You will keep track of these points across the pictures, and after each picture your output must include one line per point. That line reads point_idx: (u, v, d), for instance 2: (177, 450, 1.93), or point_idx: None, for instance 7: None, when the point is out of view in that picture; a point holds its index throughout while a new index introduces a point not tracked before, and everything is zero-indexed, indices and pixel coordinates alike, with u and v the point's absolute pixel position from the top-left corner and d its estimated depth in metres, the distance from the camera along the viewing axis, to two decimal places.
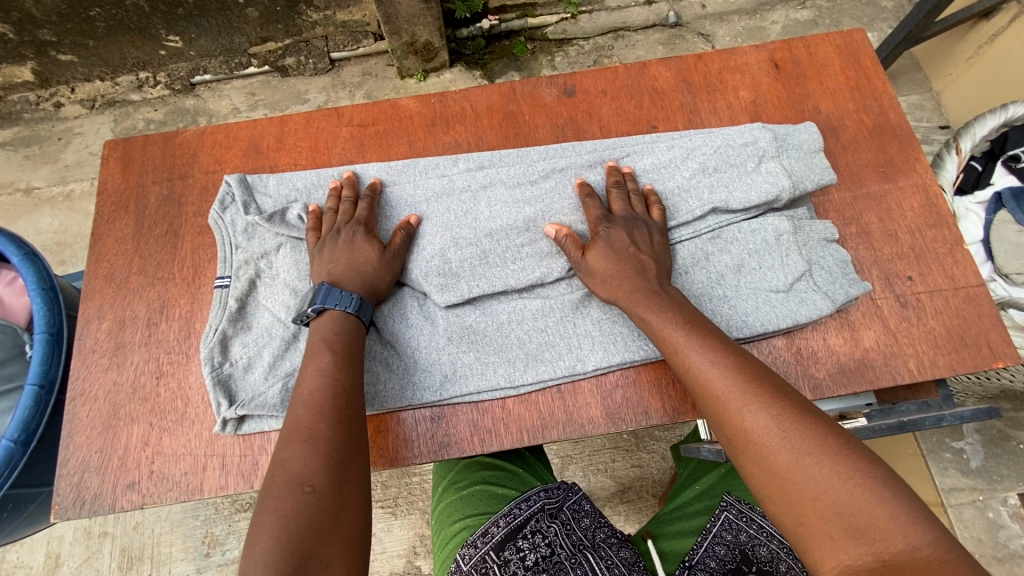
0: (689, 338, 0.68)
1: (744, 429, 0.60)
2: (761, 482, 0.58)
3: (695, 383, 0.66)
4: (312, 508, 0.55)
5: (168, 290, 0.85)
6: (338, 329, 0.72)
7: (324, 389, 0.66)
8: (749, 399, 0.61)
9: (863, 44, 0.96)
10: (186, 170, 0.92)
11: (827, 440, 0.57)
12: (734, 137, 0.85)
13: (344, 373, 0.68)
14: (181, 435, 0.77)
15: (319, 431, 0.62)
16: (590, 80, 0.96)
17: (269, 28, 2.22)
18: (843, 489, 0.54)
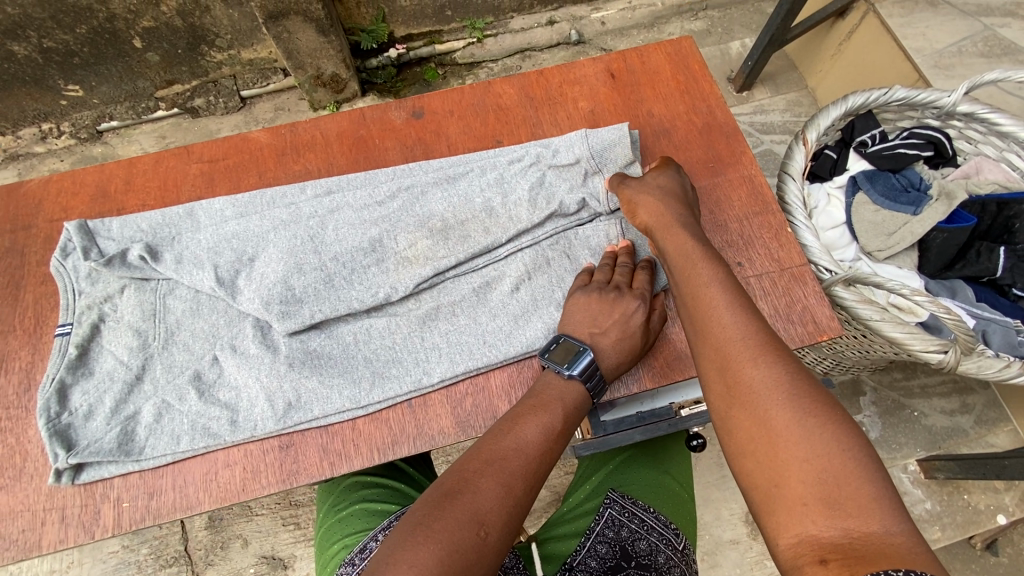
0: (717, 285, 0.69)
1: (750, 376, 0.59)
2: (750, 437, 0.57)
3: (709, 328, 0.66)
4: (475, 555, 0.57)
5: (8, 343, 0.83)
6: (578, 405, 0.74)
7: (533, 450, 0.67)
8: (764, 352, 0.61)
9: (691, 50, 1.03)
10: (30, 220, 0.91)
11: (829, 407, 0.56)
12: (562, 153, 0.88)
13: (555, 445, 0.69)
14: (18, 491, 0.75)
15: (516, 485, 0.63)
16: (437, 101, 0.99)
17: (173, 70, 2.22)
18: (835, 456, 0.53)
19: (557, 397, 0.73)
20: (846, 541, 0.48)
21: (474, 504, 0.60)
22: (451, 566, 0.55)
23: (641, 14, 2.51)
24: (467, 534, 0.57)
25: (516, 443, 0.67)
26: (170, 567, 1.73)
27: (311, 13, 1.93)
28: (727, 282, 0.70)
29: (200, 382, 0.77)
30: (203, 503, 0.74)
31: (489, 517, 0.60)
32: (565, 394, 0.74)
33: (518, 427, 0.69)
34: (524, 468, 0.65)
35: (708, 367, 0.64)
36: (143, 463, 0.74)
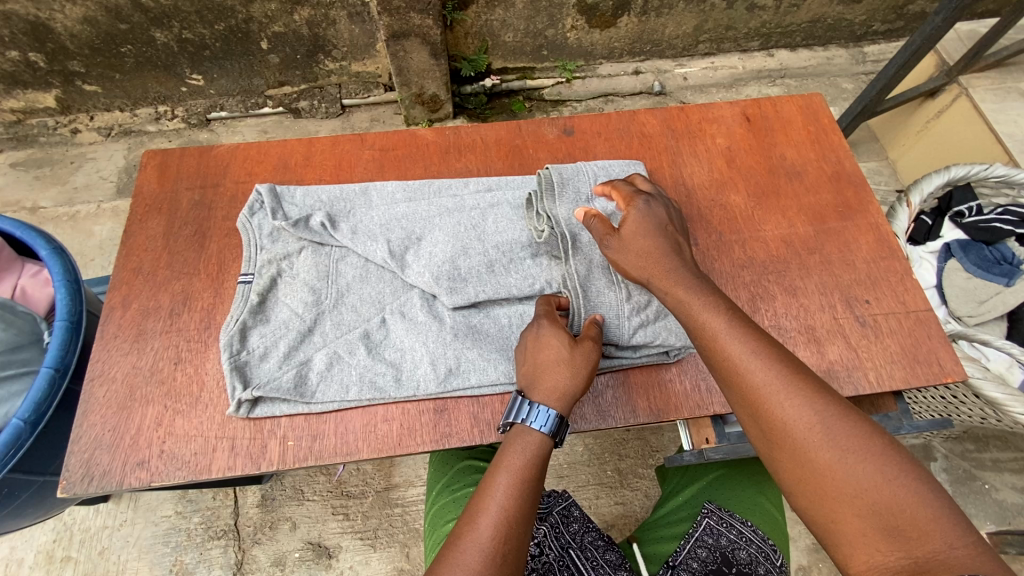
0: (728, 326, 0.69)
1: (786, 421, 0.62)
2: (800, 477, 0.60)
3: (732, 371, 0.66)
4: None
5: (193, 284, 0.91)
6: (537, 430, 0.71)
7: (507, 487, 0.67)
8: (792, 393, 0.63)
9: (821, 106, 1.12)
10: (218, 180, 1.01)
11: (864, 437, 0.59)
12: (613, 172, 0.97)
13: (529, 476, 0.68)
14: (194, 417, 0.81)
15: (491, 533, 0.63)
16: (586, 122, 1.09)
17: (287, 72, 2.40)
18: (885, 487, 0.56)
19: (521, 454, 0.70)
20: (911, 564, 0.53)
21: (453, 560, 0.61)
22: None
23: (722, 75, 2.66)
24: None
25: (487, 497, 0.66)
26: (218, 539, 1.75)
27: (429, 37, 2.09)
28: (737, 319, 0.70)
29: (369, 341, 0.84)
30: (361, 452, 0.79)
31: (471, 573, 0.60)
32: (522, 443, 0.70)
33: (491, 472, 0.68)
34: (499, 513, 0.65)
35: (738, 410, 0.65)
36: (312, 407, 0.81)
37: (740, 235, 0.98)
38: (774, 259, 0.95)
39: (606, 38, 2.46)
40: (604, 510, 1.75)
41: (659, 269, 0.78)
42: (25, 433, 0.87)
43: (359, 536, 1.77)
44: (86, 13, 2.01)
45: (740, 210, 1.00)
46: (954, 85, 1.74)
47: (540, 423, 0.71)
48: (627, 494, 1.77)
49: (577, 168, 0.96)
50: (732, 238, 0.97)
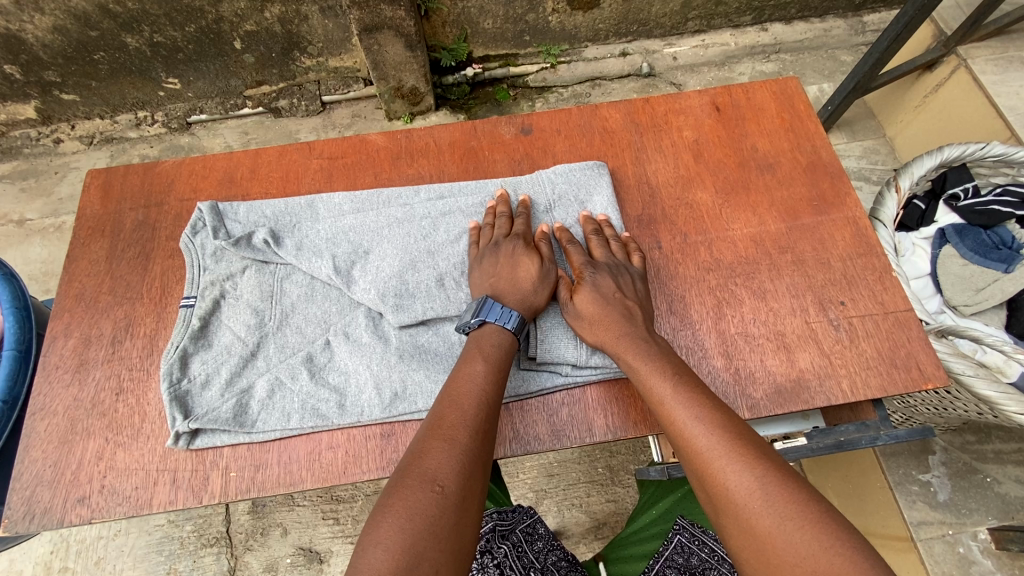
0: (676, 390, 0.71)
1: (726, 486, 0.62)
2: (743, 545, 0.59)
3: (679, 437, 0.68)
4: (436, 510, 0.59)
5: (136, 310, 0.88)
6: (499, 345, 0.76)
7: (471, 398, 0.70)
8: (733, 458, 0.63)
9: (797, 90, 1.05)
10: (163, 198, 0.97)
11: (805, 504, 0.58)
12: (573, 178, 0.93)
13: (490, 387, 0.72)
14: (135, 450, 0.78)
15: (461, 439, 0.66)
16: (546, 120, 1.03)
17: (264, 71, 2.35)
18: (823, 557, 0.53)
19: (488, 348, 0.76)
20: None
21: (424, 466, 0.62)
22: (418, 529, 0.57)
23: (713, 52, 2.55)
24: (422, 496, 0.60)
25: (456, 398, 0.70)
26: (210, 547, 1.76)
27: (403, 29, 2.03)
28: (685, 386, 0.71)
29: (312, 364, 0.81)
30: (306, 482, 0.77)
31: (447, 459, 0.63)
32: (493, 340, 0.76)
33: (453, 385, 0.71)
34: (464, 422, 0.67)
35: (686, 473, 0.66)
36: (253, 436, 0.78)
37: (707, 235, 0.92)
38: (743, 260, 0.90)
39: (590, 20, 2.37)
40: (595, 509, 1.72)
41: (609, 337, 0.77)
42: None
43: (349, 541, 1.76)
44: (55, 22, 1.97)
45: (708, 207, 0.94)
46: (953, 56, 1.64)
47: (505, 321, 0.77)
48: (618, 492, 1.74)
49: (533, 180, 0.94)
50: (698, 239, 0.92)
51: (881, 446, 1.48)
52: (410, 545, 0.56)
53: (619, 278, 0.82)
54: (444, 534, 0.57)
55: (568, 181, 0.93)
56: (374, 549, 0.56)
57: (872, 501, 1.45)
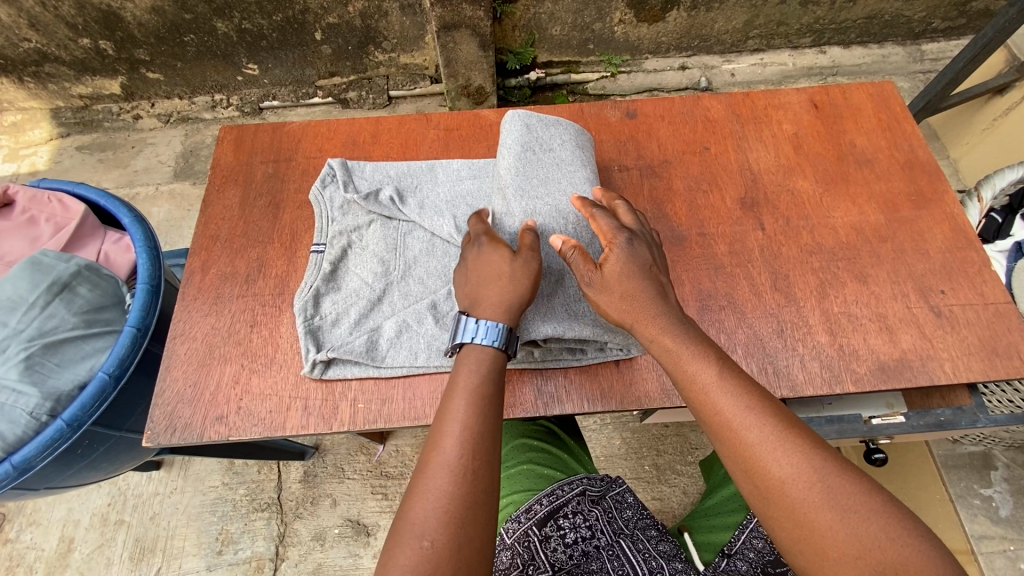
0: (714, 378, 0.67)
1: (781, 477, 0.60)
2: (798, 539, 0.59)
3: (725, 426, 0.65)
4: (426, 568, 0.57)
5: (268, 252, 0.94)
6: (480, 369, 0.70)
7: (453, 435, 0.66)
8: (789, 449, 0.61)
9: (892, 93, 1.09)
10: (291, 154, 1.04)
11: (865, 494, 0.59)
12: (541, 141, 0.91)
13: (477, 422, 0.67)
14: (269, 376, 0.84)
15: (447, 483, 0.62)
16: (650, 106, 1.08)
17: (338, 63, 2.46)
18: (887, 547, 0.55)
19: (471, 369, 0.71)
20: None
21: (411, 520, 0.60)
22: None
23: (771, 71, 2.60)
24: (411, 553, 0.58)
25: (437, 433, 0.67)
26: (261, 512, 1.79)
27: (479, 29, 2.11)
28: (732, 372, 0.68)
29: (436, 311, 0.86)
30: (429, 417, 0.81)
31: (433, 505, 0.61)
32: (467, 365, 0.71)
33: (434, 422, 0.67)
34: (448, 463, 0.63)
35: (731, 463, 0.64)
36: (381, 371, 0.83)
37: (808, 221, 0.96)
38: (843, 246, 0.93)
39: (655, 33, 2.45)
40: None
41: (642, 317, 0.72)
42: (109, 387, 0.91)
43: None
44: (154, 3, 2.09)
45: (809, 195, 0.98)
46: None
47: (488, 338, 0.72)
48: (665, 490, 1.74)
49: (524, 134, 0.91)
50: (800, 224, 0.96)
51: (942, 458, 1.48)
52: None
53: (653, 249, 0.79)
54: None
55: (533, 139, 0.90)
56: None
57: (930, 513, 1.43)
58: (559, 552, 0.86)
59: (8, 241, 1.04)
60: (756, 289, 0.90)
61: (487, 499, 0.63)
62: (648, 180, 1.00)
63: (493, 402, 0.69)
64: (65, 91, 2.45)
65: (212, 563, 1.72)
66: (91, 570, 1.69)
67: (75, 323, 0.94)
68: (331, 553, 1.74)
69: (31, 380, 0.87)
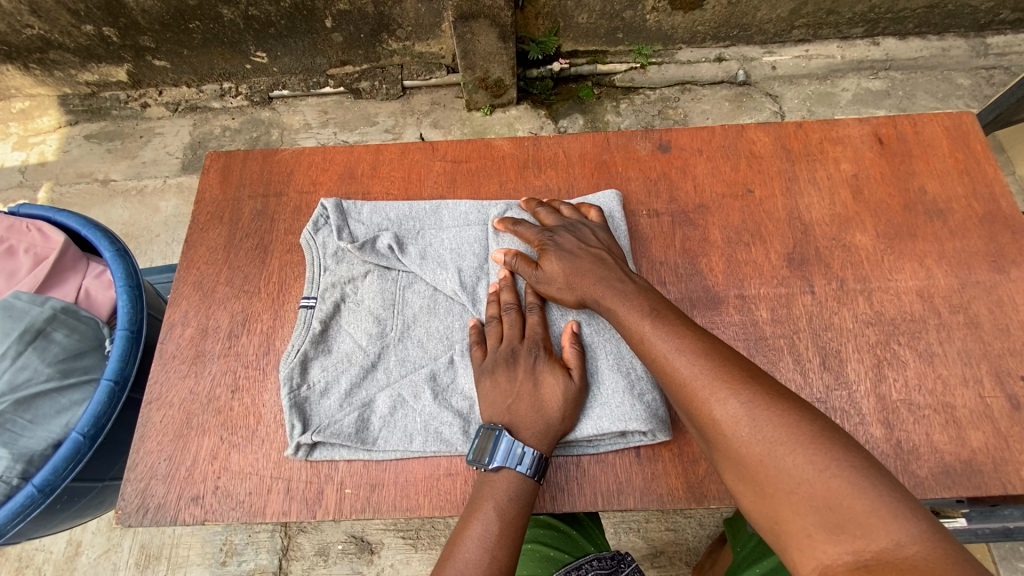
0: (651, 327, 0.70)
1: (715, 415, 0.62)
2: (739, 475, 0.60)
3: (662, 371, 0.68)
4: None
5: (253, 304, 0.85)
6: (516, 498, 0.68)
7: (478, 566, 0.63)
8: (717, 387, 0.63)
9: (973, 127, 0.94)
10: (282, 187, 0.94)
11: (800, 430, 0.57)
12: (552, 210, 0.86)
13: (500, 551, 0.65)
14: (249, 453, 0.76)
15: None
16: (686, 137, 0.95)
17: (350, 51, 2.33)
18: (818, 480, 0.54)
19: (502, 496, 0.68)
20: (859, 565, 0.49)
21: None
22: None
23: (817, 65, 2.38)
24: None
25: (457, 556, 0.64)
26: (266, 523, 1.77)
27: (499, 19, 1.97)
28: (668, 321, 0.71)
29: (435, 384, 0.77)
30: (423, 508, 0.73)
31: None
32: (498, 487, 0.68)
33: (455, 547, 0.65)
34: None
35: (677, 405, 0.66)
36: (373, 454, 0.75)
37: (867, 285, 0.83)
38: (907, 317, 0.81)
39: (690, 21, 2.26)
40: (654, 536, 1.64)
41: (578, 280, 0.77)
42: (84, 448, 0.84)
43: (401, 536, 1.73)
44: None
45: (868, 253, 0.85)
46: None
47: (524, 465, 0.68)
48: (679, 522, 1.65)
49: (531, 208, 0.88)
50: (856, 288, 0.83)
51: None
52: None
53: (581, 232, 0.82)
54: None
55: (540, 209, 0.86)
56: None
57: None
58: None
59: None
60: (803, 368, 0.78)
61: None
62: (682, 229, 0.88)
63: (519, 537, 0.67)
64: (71, 78, 2.37)
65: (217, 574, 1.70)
66: None
67: (49, 374, 0.87)
68: (335, 570, 1.71)
69: (2, 440, 0.81)
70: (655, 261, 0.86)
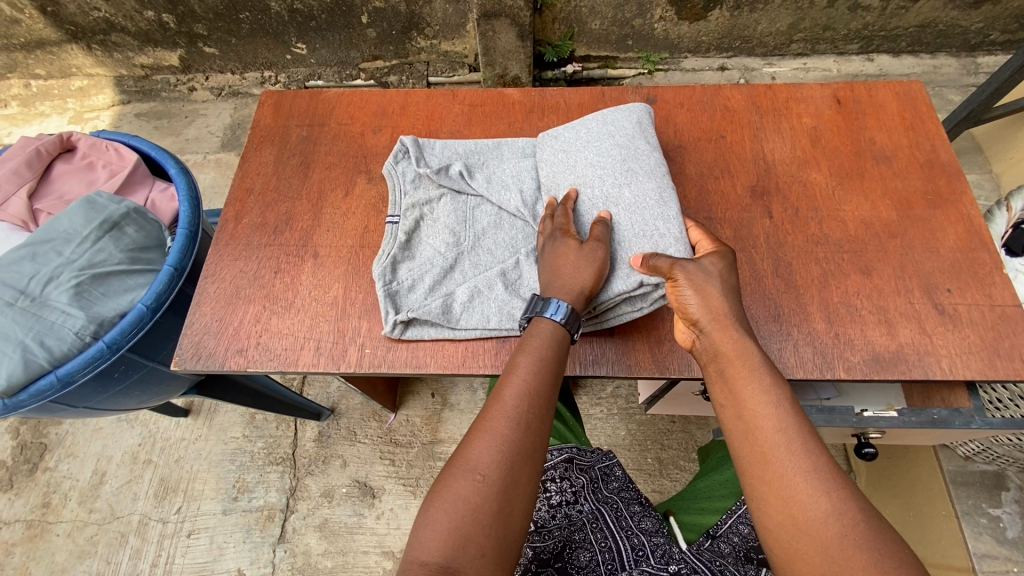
0: (778, 421, 0.65)
1: (825, 534, 0.59)
2: None
3: (766, 457, 0.64)
4: (477, 498, 0.62)
5: (296, 208, 1.01)
6: (549, 340, 0.75)
7: (516, 391, 0.71)
8: (838, 507, 0.59)
9: (920, 93, 1.08)
10: (324, 119, 1.11)
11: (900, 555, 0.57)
12: (583, 126, 0.96)
13: (539, 383, 0.71)
14: (287, 318, 0.90)
15: (504, 430, 0.67)
16: (670, 93, 1.11)
17: (382, 47, 2.55)
18: None
19: (538, 340, 0.76)
20: None
21: (468, 455, 0.66)
22: (462, 512, 0.62)
23: (813, 76, 2.55)
24: (465, 484, 0.64)
25: (503, 387, 0.72)
26: (277, 464, 1.85)
27: (518, 19, 2.15)
28: (791, 403, 0.67)
29: (506, 278, 0.87)
30: (430, 366, 0.87)
31: (488, 445, 0.66)
32: (537, 332, 0.76)
33: (501, 381, 0.72)
34: (511, 416, 0.68)
35: (774, 509, 0.62)
36: (456, 333, 0.87)
37: (818, 213, 0.97)
38: (851, 238, 0.94)
39: (695, 32, 2.44)
40: None
41: (719, 321, 0.73)
42: (146, 317, 0.99)
43: (402, 483, 1.81)
44: None
45: (821, 188, 0.99)
46: None
47: (556, 313, 0.76)
48: (665, 484, 1.73)
49: (564, 132, 0.97)
50: (809, 215, 0.96)
51: (952, 474, 1.47)
52: (455, 523, 0.61)
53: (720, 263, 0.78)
54: (488, 522, 0.61)
55: (574, 129, 0.97)
56: (422, 522, 0.63)
57: (934, 529, 1.43)
58: (543, 511, 0.94)
59: (70, 182, 1.16)
60: (758, 275, 0.91)
61: (540, 456, 0.68)
62: (661, 163, 1.03)
63: (557, 374, 0.74)
64: (128, 60, 2.62)
65: (228, 508, 1.79)
66: (119, 503, 1.78)
67: (121, 258, 1.03)
68: (338, 510, 1.78)
69: (79, 305, 0.97)
70: None
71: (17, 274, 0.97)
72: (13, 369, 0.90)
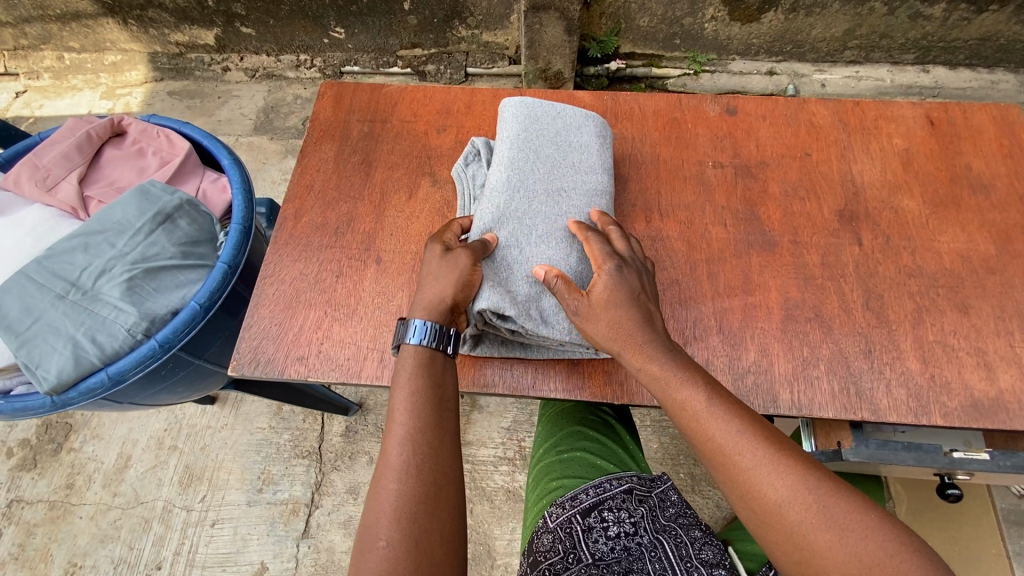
0: (739, 441, 0.67)
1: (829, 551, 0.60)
2: None
3: (717, 450, 0.68)
4: (386, 568, 0.60)
5: (358, 208, 0.97)
6: (417, 367, 0.73)
7: (398, 435, 0.69)
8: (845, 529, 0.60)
9: (1019, 119, 1.02)
10: (386, 116, 1.06)
11: None
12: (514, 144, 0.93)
13: (416, 416, 0.70)
14: (349, 326, 0.87)
15: (394, 482, 0.65)
16: (752, 104, 1.05)
17: (422, 35, 2.48)
18: None
19: (408, 372, 0.73)
20: None
21: (364, 523, 0.63)
22: None
23: (865, 85, 2.46)
24: (370, 558, 0.60)
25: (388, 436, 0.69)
26: (302, 458, 1.76)
27: (567, 12, 2.08)
28: (740, 420, 0.69)
29: None
30: (498, 387, 0.83)
31: (385, 502, 0.64)
32: (404, 364, 0.74)
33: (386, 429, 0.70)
34: (394, 463, 0.66)
35: (764, 526, 0.64)
36: (527, 352, 0.83)
37: (911, 243, 0.91)
38: (946, 273, 0.88)
39: (746, 33, 2.36)
40: None
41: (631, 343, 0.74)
42: (199, 316, 0.96)
43: None
44: None
45: (914, 216, 0.93)
46: None
47: (416, 337, 0.74)
48: (698, 501, 1.67)
49: None
50: (901, 244, 0.91)
51: (1004, 513, 1.41)
52: None
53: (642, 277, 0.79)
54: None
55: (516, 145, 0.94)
56: None
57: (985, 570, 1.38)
58: (601, 544, 0.88)
59: (120, 169, 1.12)
60: (847, 307, 0.86)
61: (444, 493, 0.66)
62: (743, 180, 0.97)
63: (439, 399, 0.72)
64: (164, 37, 2.57)
65: (252, 499, 1.72)
66: (143, 488, 1.72)
67: (173, 253, 0.99)
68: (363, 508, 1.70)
69: (131, 299, 0.93)
70: (716, 205, 0.95)
71: (69, 266, 0.95)
72: (64, 365, 0.87)
